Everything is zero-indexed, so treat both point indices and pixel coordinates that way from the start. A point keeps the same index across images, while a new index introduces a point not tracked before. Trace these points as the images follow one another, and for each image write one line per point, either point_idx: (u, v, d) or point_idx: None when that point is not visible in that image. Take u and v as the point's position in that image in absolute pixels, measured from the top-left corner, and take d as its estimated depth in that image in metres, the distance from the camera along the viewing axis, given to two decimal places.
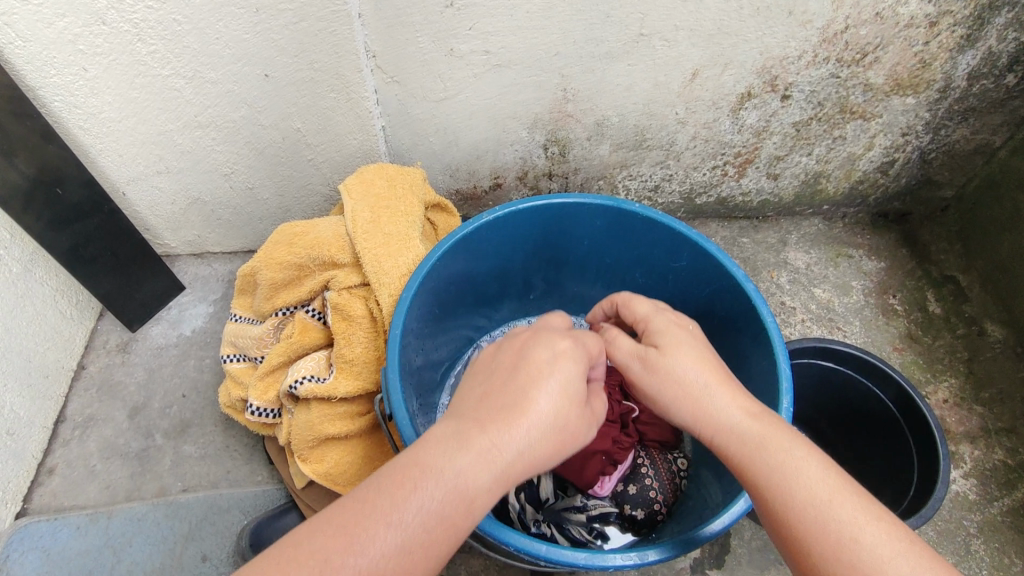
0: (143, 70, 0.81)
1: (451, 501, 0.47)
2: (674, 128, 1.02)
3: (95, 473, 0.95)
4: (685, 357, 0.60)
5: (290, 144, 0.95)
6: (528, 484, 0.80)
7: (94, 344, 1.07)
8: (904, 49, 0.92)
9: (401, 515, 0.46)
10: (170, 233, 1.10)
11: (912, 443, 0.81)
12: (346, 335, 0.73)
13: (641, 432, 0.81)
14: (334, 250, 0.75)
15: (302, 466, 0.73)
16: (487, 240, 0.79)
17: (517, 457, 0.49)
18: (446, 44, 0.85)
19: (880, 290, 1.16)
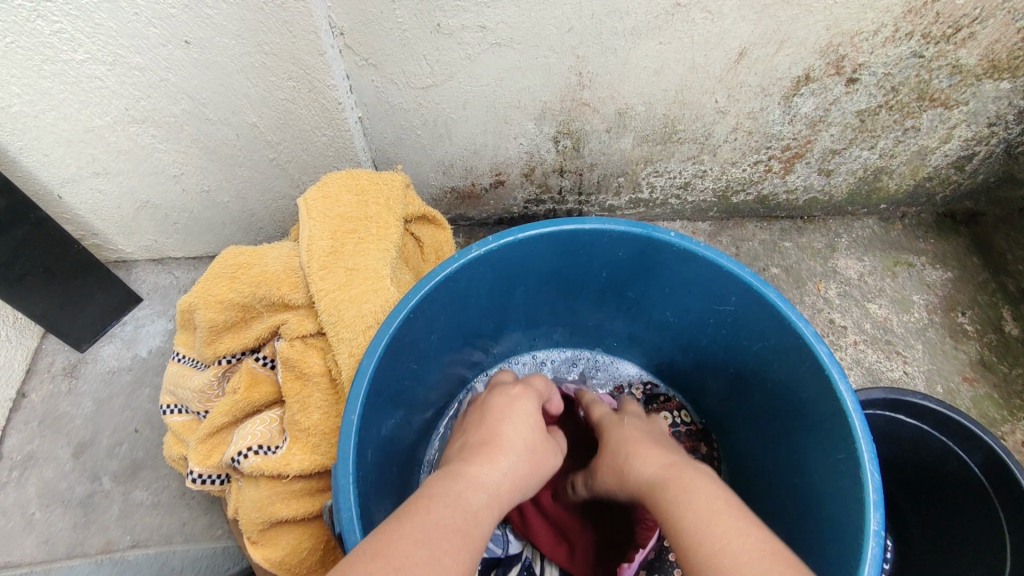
0: (53, 54, 0.65)
1: (457, 509, 0.44)
2: (711, 118, 0.85)
3: (31, 523, 0.81)
4: (640, 428, 0.63)
5: (246, 140, 0.79)
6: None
7: (37, 367, 0.93)
8: (1005, 25, 0.74)
9: (428, 521, 0.42)
10: (121, 238, 0.96)
11: (1004, 522, 0.66)
12: (300, 399, 0.60)
13: None
14: (285, 290, 0.61)
15: (250, 554, 0.58)
16: (486, 274, 0.64)
17: (501, 483, 0.48)
18: (431, 19, 0.67)
19: (947, 306, 0.98)
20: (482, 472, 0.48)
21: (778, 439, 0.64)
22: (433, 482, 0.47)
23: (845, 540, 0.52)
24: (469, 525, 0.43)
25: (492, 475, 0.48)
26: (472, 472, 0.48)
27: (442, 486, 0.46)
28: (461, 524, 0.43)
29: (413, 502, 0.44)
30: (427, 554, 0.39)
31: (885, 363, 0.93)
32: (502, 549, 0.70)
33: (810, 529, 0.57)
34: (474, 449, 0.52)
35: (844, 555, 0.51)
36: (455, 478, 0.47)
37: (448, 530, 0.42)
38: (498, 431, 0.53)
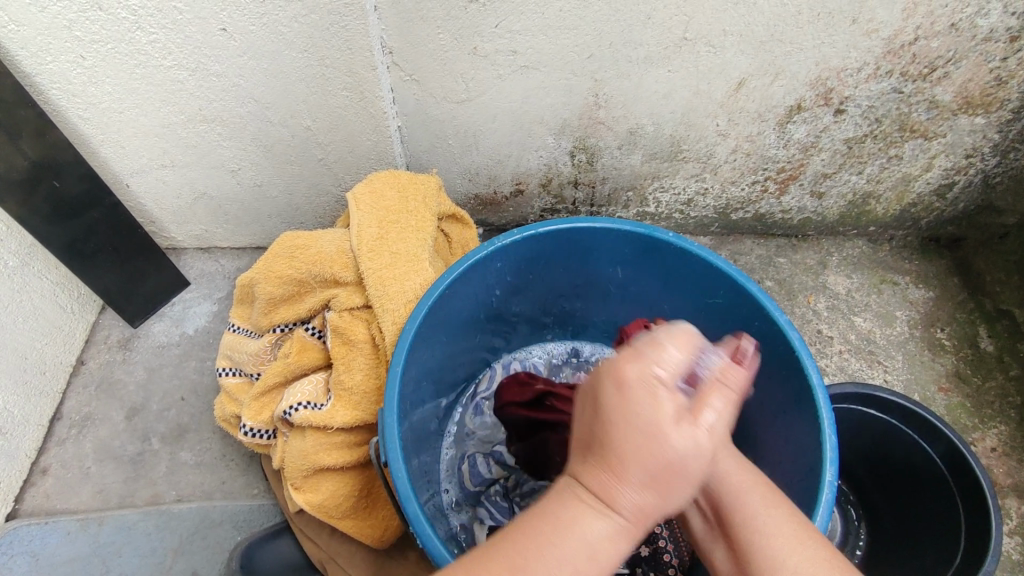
0: (144, 59, 0.76)
1: (579, 554, 0.40)
2: (713, 140, 0.94)
3: (88, 475, 0.91)
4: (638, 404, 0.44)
5: (300, 142, 0.89)
6: None
7: (95, 338, 1.03)
8: (978, 65, 0.83)
9: (549, 549, 0.40)
10: (176, 227, 1.06)
11: (959, 505, 0.76)
12: (347, 361, 0.73)
13: None
14: (337, 268, 0.75)
15: (294, 496, 0.71)
16: (508, 262, 0.76)
17: (639, 510, 0.41)
18: (469, 42, 0.78)
19: (927, 322, 1.06)
20: (613, 506, 0.41)
21: (755, 416, 0.75)
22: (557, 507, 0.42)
23: (804, 493, 0.63)
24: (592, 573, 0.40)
25: (624, 512, 0.41)
26: (597, 505, 0.41)
27: (563, 526, 0.41)
28: (586, 560, 0.40)
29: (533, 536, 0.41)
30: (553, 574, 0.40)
31: (866, 371, 1.01)
32: None
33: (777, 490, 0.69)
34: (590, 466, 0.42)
35: (806, 507, 0.62)
36: (575, 514, 0.41)
37: (569, 563, 0.40)
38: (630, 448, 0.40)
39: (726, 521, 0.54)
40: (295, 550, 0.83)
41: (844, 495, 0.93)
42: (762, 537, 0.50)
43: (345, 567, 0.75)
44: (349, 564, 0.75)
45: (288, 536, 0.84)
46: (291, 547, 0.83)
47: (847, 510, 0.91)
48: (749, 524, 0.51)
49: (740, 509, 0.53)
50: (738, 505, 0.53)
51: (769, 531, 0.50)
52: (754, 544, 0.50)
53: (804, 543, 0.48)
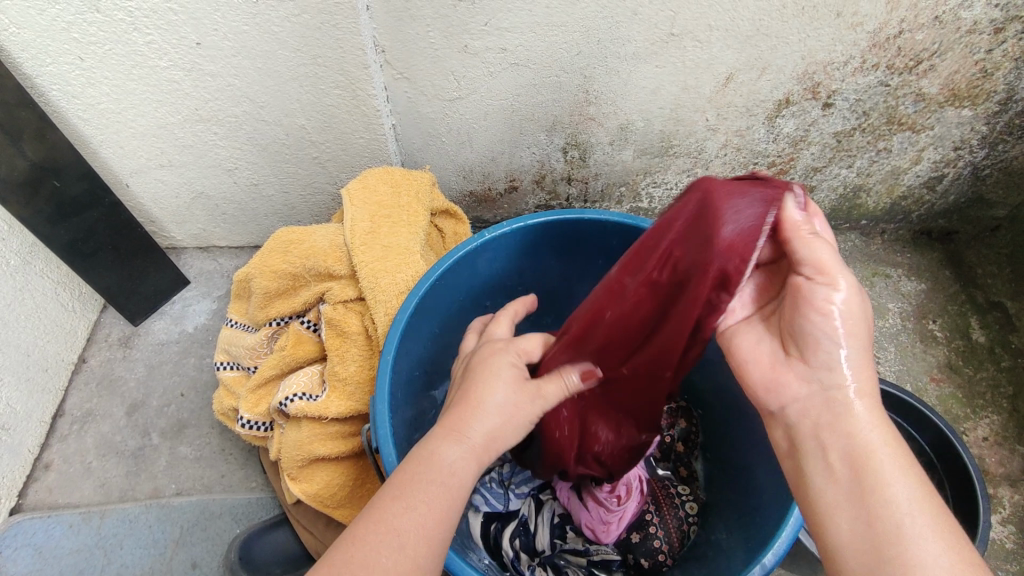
0: (140, 60, 0.77)
1: (437, 485, 0.51)
2: (703, 135, 0.95)
3: (90, 470, 0.93)
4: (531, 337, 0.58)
5: (295, 141, 0.91)
6: (523, 531, 0.81)
7: (97, 337, 1.04)
8: (963, 57, 0.84)
9: (409, 506, 0.50)
10: (175, 226, 1.07)
11: (947, 489, 0.78)
12: (340, 352, 0.76)
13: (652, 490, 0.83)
14: (331, 261, 0.78)
15: (291, 486, 0.74)
16: (498, 253, 0.78)
17: (479, 437, 0.53)
18: (459, 40, 0.79)
19: (919, 314, 1.06)
20: (464, 434, 0.53)
21: (743, 403, 0.77)
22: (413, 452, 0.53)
23: None
24: (452, 499, 0.51)
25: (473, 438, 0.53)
26: (450, 435, 0.53)
27: (427, 459, 0.52)
28: (440, 495, 0.50)
29: (396, 481, 0.51)
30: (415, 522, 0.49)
31: None
32: (502, 505, 0.83)
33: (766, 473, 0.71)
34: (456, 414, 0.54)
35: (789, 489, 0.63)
36: (434, 448, 0.53)
37: (432, 512, 0.50)
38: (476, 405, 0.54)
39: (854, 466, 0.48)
40: (293, 542, 0.85)
41: None
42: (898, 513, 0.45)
43: None
44: None
45: (286, 527, 0.85)
46: (289, 538, 0.85)
47: None
48: (896, 508, 0.45)
49: (873, 460, 0.48)
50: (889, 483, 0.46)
51: (915, 519, 0.45)
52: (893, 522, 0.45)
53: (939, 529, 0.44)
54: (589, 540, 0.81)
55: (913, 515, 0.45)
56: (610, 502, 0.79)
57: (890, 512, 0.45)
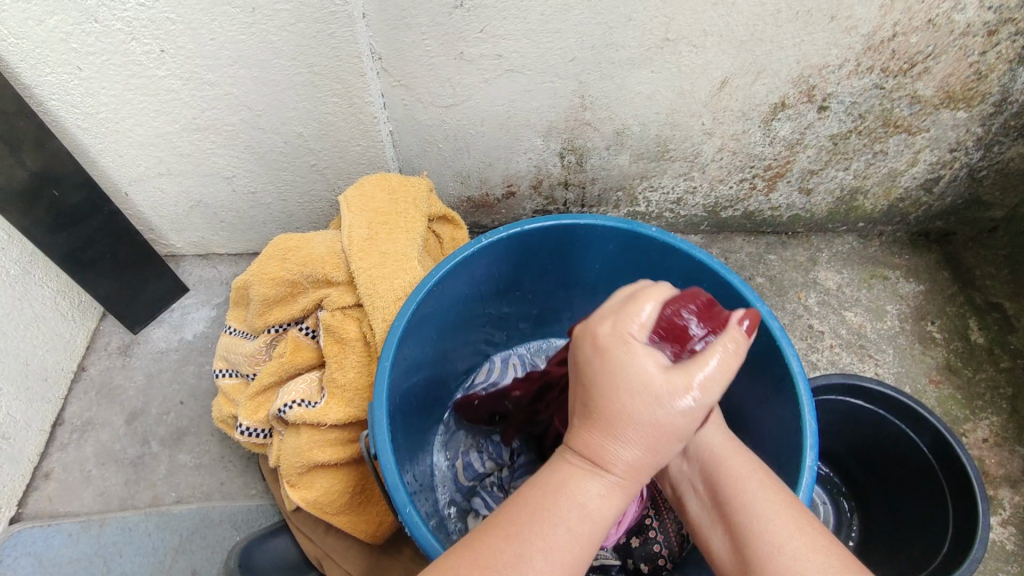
0: (138, 69, 0.78)
1: (573, 526, 0.47)
2: (699, 140, 0.96)
3: (90, 479, 0.93)
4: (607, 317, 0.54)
5: (293, 148, 0.91)
6: None
7: (96, 345, 1.05)
8: (958, 60, 0.85)
9: (537, 538, 0.46)
10: (175, 234, 1.08)
11: (947, 491, 0.77)
12: (339, 359, 0.77)
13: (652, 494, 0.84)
14: (328, 268, 0.78)
15: (291, 493, 0.75)
16: (495, 257, 0.78)
17: None
18: (455, 47, 0.79)
19: (917, 316, 1.06)
20: None
21: (741, 407, 0.77)
22: (550, 472, 0.50)
23: (787, 482, 0.64)
24: (586, 544, 0.47)
25: None
26: (590, 469, 0.48)
27: None
28: None
29: (531, 501, 0.48)
30: (535, 569, 0.45)
31: (858, 365, 1.02)
32: None
33: None
34: (600, 435, 0.47)
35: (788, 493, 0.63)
36: (565, 479, 0.48)
37: None
38: (620, 407, 0.46)
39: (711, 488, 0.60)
40: (293, 549, 0.85)
41: (837, 487, 0.94)
42: (774, 537, 0.51)
43: (341, 563, 0.77)
44: (344, 559, 0.78)
45: (285, 534, 0.85)
46: (289, 545, 0.85)
47: (841, 502, 0.93)
48: (757, 513, 0.53)
49: (744, 502, 0.55)
50: (746, 507, 0.55)
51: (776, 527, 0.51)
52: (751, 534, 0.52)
53: (810, 535, 0.50)
54: None
55: (772, 520, 0.52)
56: None
57: (764, 536, 0.51)
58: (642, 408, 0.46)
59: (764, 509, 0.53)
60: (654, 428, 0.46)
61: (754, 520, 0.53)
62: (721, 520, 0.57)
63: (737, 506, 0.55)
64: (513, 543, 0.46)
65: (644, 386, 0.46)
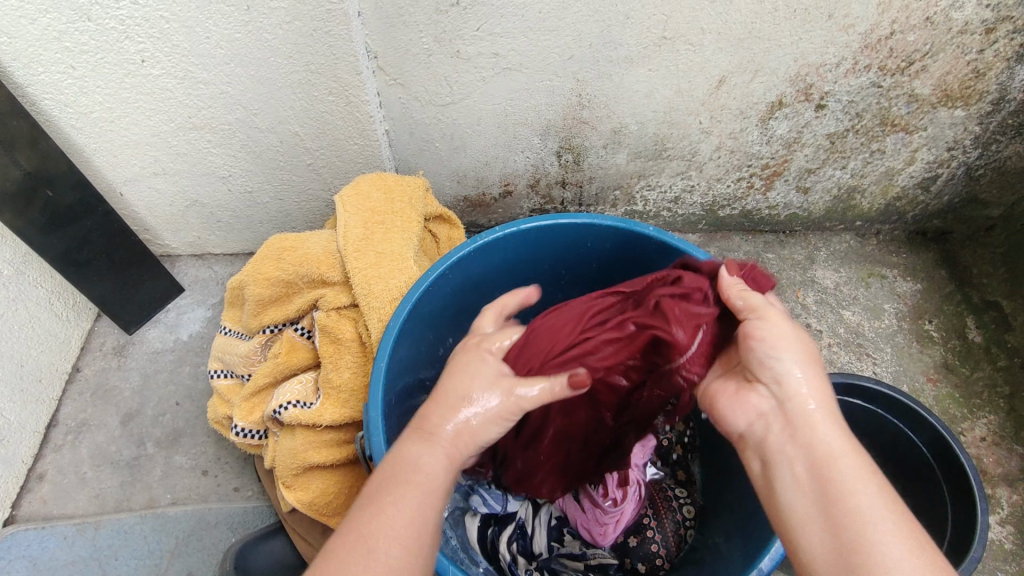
0: (132, 68, 0.77)
1: (418, 486, 0.50)
2: (697, 138, 0.95)
3: (85, 481, 0.92)
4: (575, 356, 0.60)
5: (288, 148, 0.91)
6: (520, 535, 0.81)
7: (91, 346, 1.04)
8: (955, 58, 0.84)
9: (388, 504, 0.49)
10: (170, 234, 1.07)
11: (946, 492, 0.77)
12: (335, 360, 0.76)
13: (649, 495, 0.85)
14: (324, 268, 0.78)
15: (286, 494, 0.74)
16: (492, 257, 0.78)
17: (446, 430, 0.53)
18: (452, 46, 0.79)
19: (915, 314, 1.06)
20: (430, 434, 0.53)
21: None
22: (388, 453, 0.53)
23: None
24: (428, 496, 0.50)
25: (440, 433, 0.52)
26: (425, 439, 0.53)
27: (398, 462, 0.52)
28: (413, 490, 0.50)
29: (376, 487, 0.50)
30: (389, 528, 0.47)
31: (856, 364, 1.01)
32: (501, 505, 0.82)
33: None
34: (444, 407, 0.53)
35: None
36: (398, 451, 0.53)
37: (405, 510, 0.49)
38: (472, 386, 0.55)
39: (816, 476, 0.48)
40: (289, 551, 0.84)
41: None
42: (866, 514, 0.45)
43: None
44: None
45: (281, 535, 0.84)
46: (285, 547, 0.84)
47: None
48: (860, 513, 0.45)
49: (836, 477, 0.47)
50: (842, 487, 0.46)
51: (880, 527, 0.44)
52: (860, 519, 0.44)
53: (883, 500, 0.45)
54: (587, 543, 0.81)
55: (878, 525, 0.44)
56: (607, 505, 0.79)
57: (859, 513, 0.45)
58: (476, 394, 0.54)
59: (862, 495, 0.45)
60: (478, 423, 0.53)
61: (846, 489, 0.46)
62: (805, 481, 0.48)
63: (828, 475, 0.47)
64: (372, 519, 0.48)
65: (482, 378, 0.55)
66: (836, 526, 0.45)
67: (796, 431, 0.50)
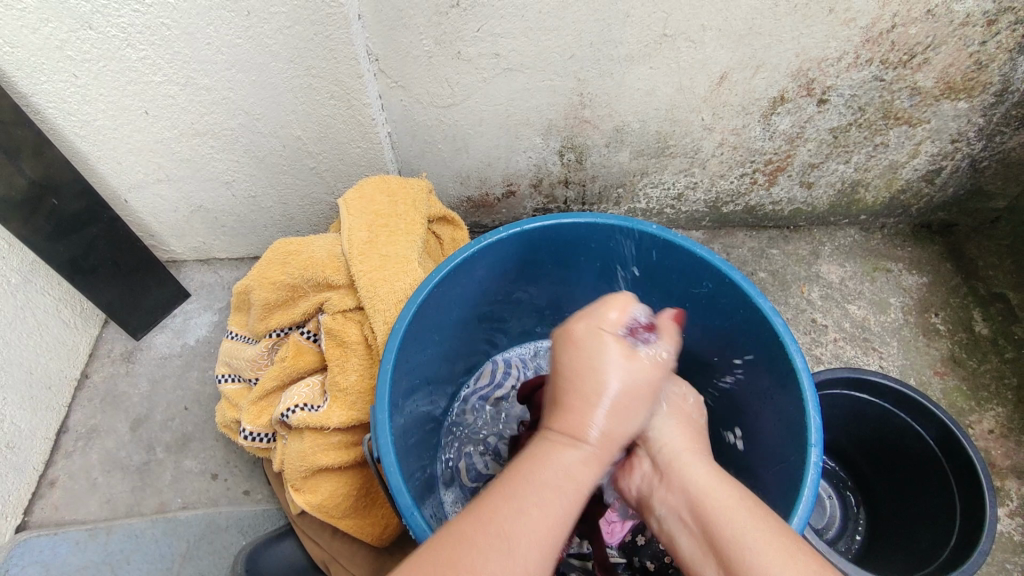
0: (136, 76, 0.78)
1: (559, 487, 0.48)
2: (699, 135, 0.95)
3: (95, 486, 0.93)
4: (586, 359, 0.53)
5: (292, 152, 0.91)
6: None
7: (99, 352, 1.05)
8: (957, 50, 0.84)
9: (530, 507, 0.47)
10: (175, 239, 1.08)
11: (954, 486, 0.77)
12: (341, 363, 0.77)
13: None
14: (329, 272, 0.79)
15: (295, 497, 0.75)
16: (496, 257, 0.78)
17: (598, 438, 0.51)
18: (452, 47, 0.79)
19: (921, 308, 1.06)
20: (580, 438, 0.50)
21: (745, 404, 0.77)
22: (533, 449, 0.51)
23: (792, 480, 0.64)
24: (570, 495, 0.48)
25: (589, 440, 0.50)
26: (568, 441, 0.50)
27: (541, 463, 0.50)
28: (559, 495, 0.48)
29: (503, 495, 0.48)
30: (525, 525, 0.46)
31: (862, 359, 1.01)
32: None
33: (770, 471, 0.71)
34: (581, 404, 0.51)
35: (793, 489, 0.63)
36: (551, 451, 0.50)
37: (548, 515, 0.47)
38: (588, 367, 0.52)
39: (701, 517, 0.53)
40: (298, 554, 0.85)
41: (843, 480, 0.94)
42: (732, 533, 0.50)
43: (347, 566, 0.78)
44: (350, 563, 0.78)
45: (290, 538, 0.85)
46: (295, 550, 0.85)
47: (846, 496, 0.93)
48: (738, 540, 0.49)
49: (709, 504, 0.53)
50: (725, 526, 0.50)
51: (746, 542, 0.49)
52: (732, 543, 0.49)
53: (769, 529, 0.49)
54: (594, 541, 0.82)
55: (752, 541, 0.48)
56: (613, 502, 0.81)
57: (733, 539, 0.49)
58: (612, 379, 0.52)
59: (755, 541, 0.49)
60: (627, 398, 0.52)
61: (715, 522, 0.52)
62: (689, 522, 0.54)
63: (704, 509, 0.53)
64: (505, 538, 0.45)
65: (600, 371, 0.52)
66: (715, 549, 0.51)
67: (669, 475, 0.58)
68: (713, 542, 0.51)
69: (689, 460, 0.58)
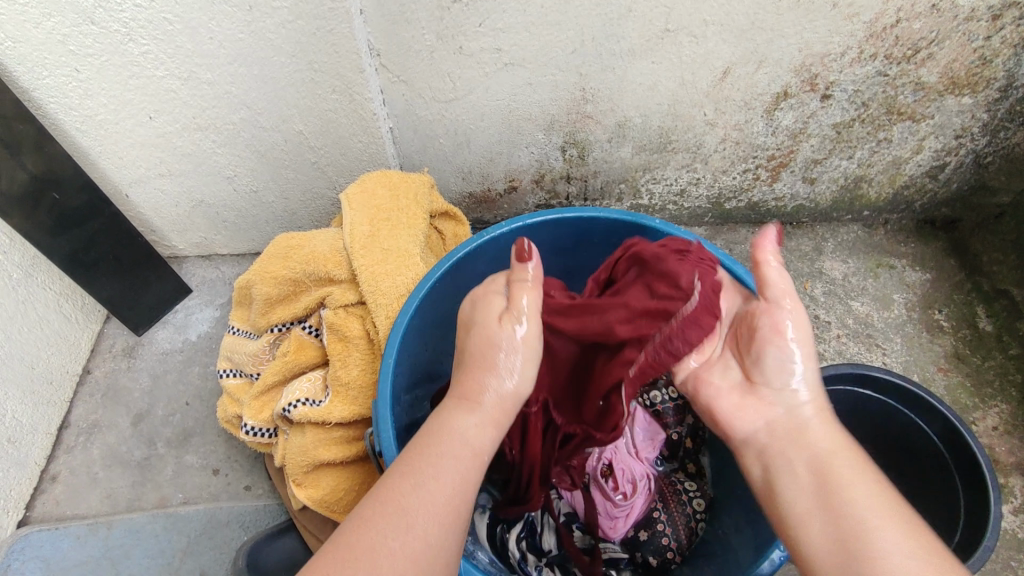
0: (137, 70, 0.77)
1: (460, 458, 0.52)
2: (702, 130, 0.95)
3: (97, 481, 0.93)
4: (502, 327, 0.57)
5: (293, 147, 0.91)
6: (529, 533, 0.81)
7: (101, 347, 1.05)
8: (962, 45, 0.84)
9: (430, 480, 0.50)
10: (177, 235, 1.07)
11: (958, 483, 0.77)
12: (343, 358, 0.76)
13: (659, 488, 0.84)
14: (331, 266, 0.78)
15: (297, 492, 0.75)
16: (498, 252, 0.78)
17: (489, 401, 0.55)
18: (454, 42, 0.79)
19: (925, 304, 1.06)
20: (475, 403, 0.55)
21: None
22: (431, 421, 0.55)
23: None
24: (468, 458, 0.53)
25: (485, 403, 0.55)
26: (462, 408, 0.55)
27: (441, 431, 0.54)
28: (455, 463, 0.52)
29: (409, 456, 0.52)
30: (427, 496, 0.50)
31: (865, 355, 1.01)
32: None
33: None
34: (473, 372, 0.56)
35: None
36: (449, 420, 0.54)
37: (446, 482, 0.51)
38: (496, 358, 0.55)
39: (826, 482, 0.51)
40: (300, 549, 0.85)
41: None
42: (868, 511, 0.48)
43: None
44: None
45: (292, 533, 0.85)
46: (296, 545, 0.85)
47: None
48: (861, 515, 0.48)
49: (839, 469, 0.51)
50: (859, 501, 0.49)
51: (876, 524, 0.47)
52: (866, 521, 0.47)
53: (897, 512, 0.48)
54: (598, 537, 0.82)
55: (880, 525, 0.47)
56: (616, 497, 0.81)
57: (864, 516, 0.48)
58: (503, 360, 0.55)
59: (876, 517, 0.47)
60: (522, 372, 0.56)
61: (846, 488, 0.50)
62: (806, 479, 0.52)
63: (834, 473, 0.51)
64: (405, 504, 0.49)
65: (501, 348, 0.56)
66: (836, 513, 0.49)
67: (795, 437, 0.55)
68: (835, 507, 0.49)
69: (812, 421, 0.55)
